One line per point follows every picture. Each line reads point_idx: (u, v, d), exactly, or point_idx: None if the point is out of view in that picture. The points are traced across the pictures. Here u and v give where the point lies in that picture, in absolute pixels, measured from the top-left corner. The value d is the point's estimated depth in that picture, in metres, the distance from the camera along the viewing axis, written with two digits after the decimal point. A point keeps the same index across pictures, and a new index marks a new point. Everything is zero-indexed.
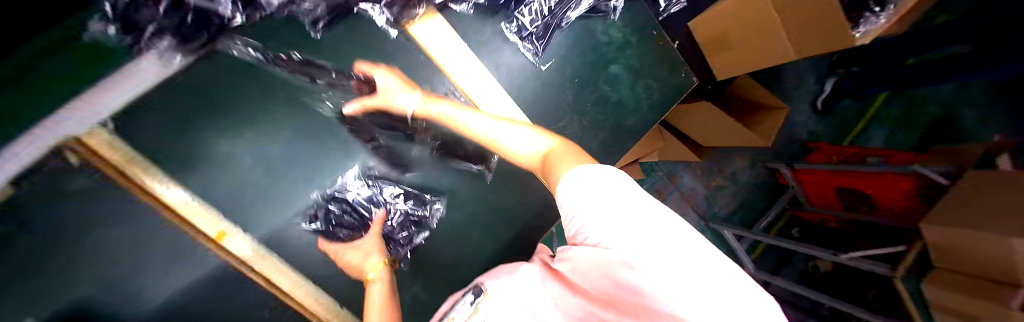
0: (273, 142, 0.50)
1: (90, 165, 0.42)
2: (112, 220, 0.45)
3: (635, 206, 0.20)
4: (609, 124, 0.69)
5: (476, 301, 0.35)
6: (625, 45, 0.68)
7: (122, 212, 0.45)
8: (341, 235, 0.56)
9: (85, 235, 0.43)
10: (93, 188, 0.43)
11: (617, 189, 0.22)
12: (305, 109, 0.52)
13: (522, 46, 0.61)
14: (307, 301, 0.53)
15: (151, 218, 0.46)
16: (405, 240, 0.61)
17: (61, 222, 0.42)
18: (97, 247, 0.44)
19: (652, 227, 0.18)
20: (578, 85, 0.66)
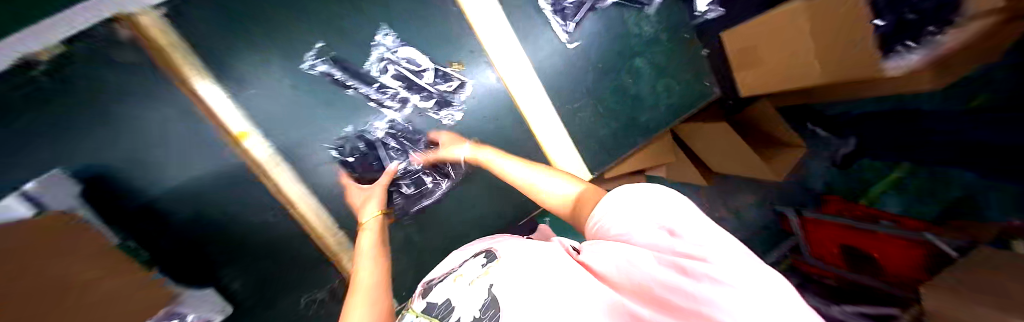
0: (303, 59, 0.53)
1: (139, 42, 0.45)
2: (142, 98, 0.47)
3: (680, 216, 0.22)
4: (624, 116, 0.71)
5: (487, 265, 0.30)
6: (655, 42, 0.68)
7: (154, 91, 0.48)
8: (358, 174, 0.60)
9: (113, 102, 0.46)
10: (137, 63, 0.46)
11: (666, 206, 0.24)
12: (341, 33, 0.55)
13: (554, 20, 0.64)
14: (308, 214, 0.57)
15: (181, 104, 0.49)
16: (405, 203, 0.65)
17: (100, 87, 0.45)
18: (125, 118, 0.47)
19: (707, 233, 0.20)
20: (601, 71, 0.68)
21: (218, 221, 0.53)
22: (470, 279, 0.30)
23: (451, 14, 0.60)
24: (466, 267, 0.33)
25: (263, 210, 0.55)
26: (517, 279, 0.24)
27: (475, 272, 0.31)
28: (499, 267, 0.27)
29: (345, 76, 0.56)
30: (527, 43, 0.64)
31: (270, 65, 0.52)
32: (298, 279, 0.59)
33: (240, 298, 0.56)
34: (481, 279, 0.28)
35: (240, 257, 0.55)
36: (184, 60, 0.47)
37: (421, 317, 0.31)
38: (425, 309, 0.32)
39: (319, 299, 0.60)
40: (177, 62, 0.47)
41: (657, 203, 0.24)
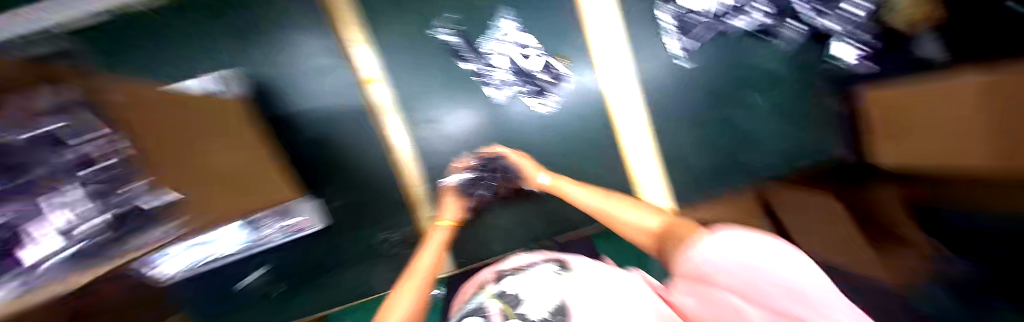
0: (436, 24, 0.60)
1: None
2: (308, 31, 0.57)
3: (774, 257, 0.20)
4: (725, 151, 0.65)
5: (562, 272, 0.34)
6: (777, 80, 0.63)
7: (320, 27, 0.58)
8: (469, 195, 0.57)
9: (288, 31, 0.57)
10: (314, 3, 0.57)
11: (758, 248, 0.21)
12: (472, 11, 0.61)
13: (674, 37, 0.62)
14: (404, 164, 0.62)
15: (335, 42, 0.58)
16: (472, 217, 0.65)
17: (284, 15, 0.57)
18: (292, 44, 0.57)
19: (784, 268, 0.19)
20: (711, 98, 0.64)
21: (329, 145, 0.60)
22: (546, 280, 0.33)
23: (569, 13, 0.62)
24: (536, 269, 0.36)
25: (367, 146, 0.60)
26: (593, 297, 0.27)
27: (548, 276, 0.34)
28: (574, 279, 0.31)
29: (462, 48, 0.61)
30: (640, 51, 0.63)
31: (406, 23, 0.59)
32: (373, 214, 0.62)
33: (332, 217, 0.61)
34: (556, 283, 0.31)
35: (340, 181, 0.61)
36: (349, 8, 0.58)
37: (495, 297, 0.32)
38: (499, 291, 0.33)
39: (393, 241, 0.63)
40: (343, 10, 0.58)
41: (737, 243, 0.22)
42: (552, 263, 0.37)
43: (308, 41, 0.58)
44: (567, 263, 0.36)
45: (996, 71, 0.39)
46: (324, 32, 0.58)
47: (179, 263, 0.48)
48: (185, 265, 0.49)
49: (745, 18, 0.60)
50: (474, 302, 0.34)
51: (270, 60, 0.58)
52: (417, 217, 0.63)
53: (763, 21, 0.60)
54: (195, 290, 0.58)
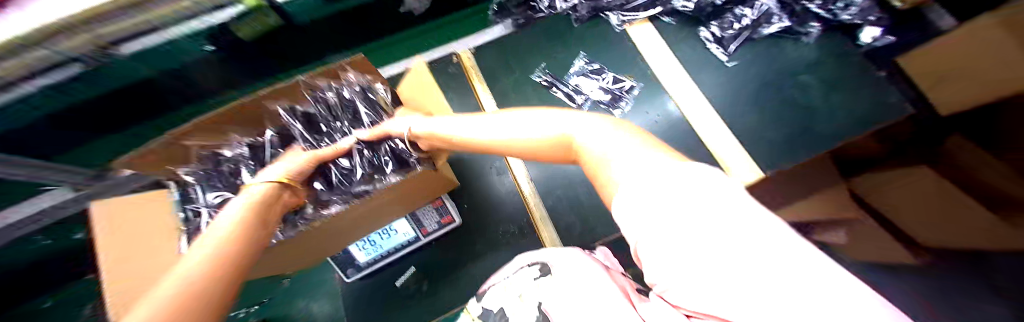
0: (533, 70, 0.87)
1: (459, 63, 0.91)
2: (451, 89, 0.88)
3: (705, 194, 0.19)
4: (796, 120, 0.73)
5: (540, 278, 0.39)
6: (820, 64, 0.77)
7: (460, 86, 0.88)
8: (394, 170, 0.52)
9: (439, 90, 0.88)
10: (455, 74, 0.90)
11: (654, 195, 0.21)
12: (557, 58, 0.88)
13: (713, 47, 0.82)
14: (517, 167, 0.76)
15: (467, 94, 0.87)
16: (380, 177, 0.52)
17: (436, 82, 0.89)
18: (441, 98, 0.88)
19: (711, 206, 0.18)
20: (762, 83, 0.78)
21: (464, 161, 0.79)
22: (519, 293, 0.40)
23: (626, 48, 0.86)
24: (521, 278, 0.41)
25: (491, 157, 0.79)
26: (571, 302, 0.31)
27: (530, 283, 0.40)
28: (547, 286, 0.37)
29: (553, 81, 0.84)
30: (689, 63, 0.82)
31: (516, 75, 0.87)
32: (497, 211, 0.75)
33: (465, 217, 0.74)
34: (530, 293, 0.39)
35: (470, 187, 0.77)
36: (475, 71, 0.88)
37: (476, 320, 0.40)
38: (481, 312, 0.41)
39: (512, 231, 0.73)
40: (472, 74, 0.88)
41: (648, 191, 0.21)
42: (534, 268, 0.41)
43: (451, 96, 0.87)
44: (548, 269, 0.40)
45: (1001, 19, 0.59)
46: (464, 91, 0.87)
47: (362, 255, 0.66)
48: (367, 256, 0.67)
49: (769, 26, 0.81)
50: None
51: None
52: (530, 211, 0.73)
53: (784, 23, 0.80)
54: (366, 286, 0.71)
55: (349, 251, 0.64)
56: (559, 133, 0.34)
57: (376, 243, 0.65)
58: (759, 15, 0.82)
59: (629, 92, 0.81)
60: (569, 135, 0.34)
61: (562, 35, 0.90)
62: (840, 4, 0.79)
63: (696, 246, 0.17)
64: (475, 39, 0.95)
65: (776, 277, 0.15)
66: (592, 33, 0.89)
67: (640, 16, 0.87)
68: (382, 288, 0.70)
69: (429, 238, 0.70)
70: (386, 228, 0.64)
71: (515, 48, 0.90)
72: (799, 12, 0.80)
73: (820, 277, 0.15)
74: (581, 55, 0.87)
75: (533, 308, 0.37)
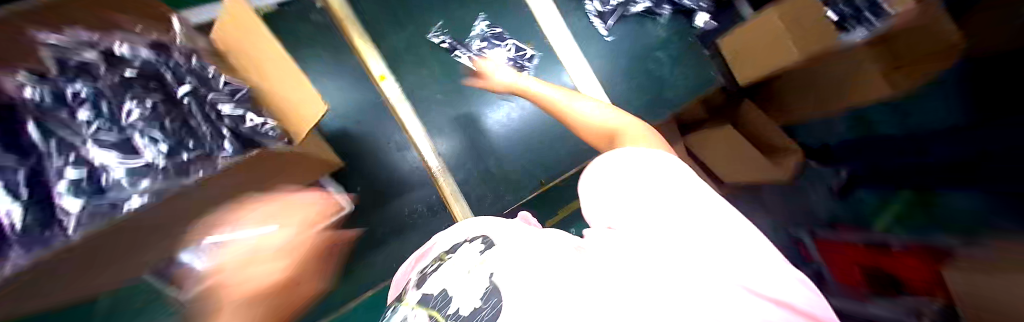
0: (428, 26, 0.76)
1: (327, 11, 0.70)
2: (321, 47, 0.70)
3: (671, 185, 0.24)
4: (654, 88, 0.90)
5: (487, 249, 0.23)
6: (670, 41, 0.92)
7: (335, 42, 0.71)
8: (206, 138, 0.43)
9: (304, 48, 0.69)
10: (325, 26, 0.70)
11: (657, 170, 0.26)
12: (454, 16, 0.79)
13: (597, 22, 0.91)
14: (423, 143, 0.69)
15: (347, 53, 0.71)
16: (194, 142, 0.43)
17: (296, 36, 0.69)
18: (308, 57, 0.69)
19: (680, 196, 0.22)
20: (633, 58, 0.92)
21: (353, 136, 0.67)
22: (469, 266, 0.22)
23: (524, 12, 0.85)
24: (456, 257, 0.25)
25: (387, 130, 0.69)
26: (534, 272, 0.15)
27: (470, 258, 0.23)
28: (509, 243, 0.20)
29: (453, 43, 0.76)
30: (579, 35, 0.89)
31: (408, 32, 0.75)
32: (399, 190, 0.67)
33: (359, 201, 0.64)
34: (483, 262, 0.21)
35: (362, 167, 0.66)
36: (350, 23, 0.70)
37: (415, 309, 0.21)
38: (420, 299, 0.23)
39: (419, 209, 0.67)
40: (348, 26, 0.70)
41: (645, 165, 0.26)
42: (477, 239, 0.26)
43: (324, 55, 0.70)
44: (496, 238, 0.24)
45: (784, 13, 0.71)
46: (342, 49, 0.70)
47: None
48: None
49: (636, 5, 0.92)
50: (397, 319, 0.23)
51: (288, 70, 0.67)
52: (438, 187, 0.68)
53: (647, 3, 0.92)
54: None
55: (177, 269, 0.48)
56: (614, 126, 0.43)
57: None
58: None
59: (530, 61, 0.84)
60: (620, 129, 0.42)
61: None
62: None
63: (662, 214, 0.20)
64: None
65: (722, 251, 0.18)
66: None
67: None
68: None
69: None
70: None
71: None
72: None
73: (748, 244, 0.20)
74: (482, 16, 0.81)
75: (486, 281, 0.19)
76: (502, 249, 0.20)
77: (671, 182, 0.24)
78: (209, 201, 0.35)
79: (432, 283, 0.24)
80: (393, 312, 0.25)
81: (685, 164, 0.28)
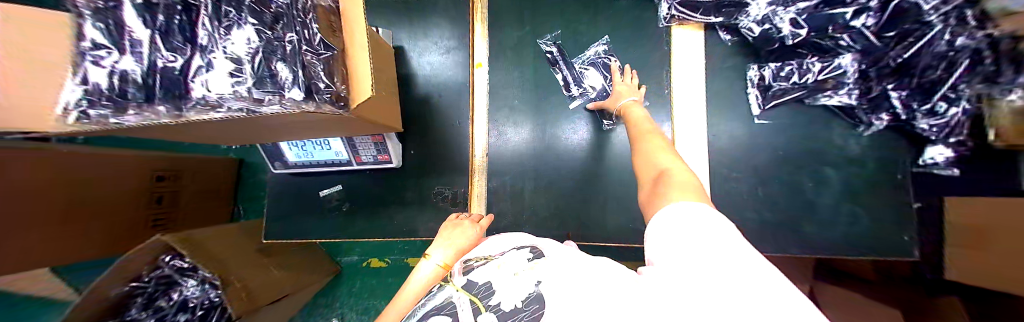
0: (546, 33, 0.73)
1: None
2: (445, 16, 0.75)
3: (716, 245, 0.22)
4: (784, 210, 0.65)
5: (534, 260, 0.34)
6: (856, 163, 0.65)
7: (459, 15, 0.75)
8: (281, 75, 0.35)
9: (431, 12, 0.75)
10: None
11: (706, 229, 0.24)
12: (577, 30, 0.73)
13: (753, 94, 0.68)
14: (480, 141, 0.71)
15: (463, 29, 0.74)
16: (263, 85, 0.35)
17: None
18: (430, 20, 0.75)
19: (717, 254, 0.21)
20: (780, 159, 0.67)
21: (431, 104, 0.72)
22: (519, 270, 0.32)
23: (659, 50, 0.71)
24: (509, 261, 0.35)
25: (457, 113, 0.72)
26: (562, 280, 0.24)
27: (521, 265, 0.33)
28: (548, 266, 0.29)
29: (558, 57, 0.71)
30: (715, 103, 0.70)
31: (525, 31, 0.74)
32: (441, 168, 0.70)
33: (407, 162, 0.70)
34: (527, 272, 0.31)
35: (424, 134, 0.72)
36: (480, 8, 0.74)
37: (462, 291, 0.33)
38: (466, 284, 0.34)
39: (446, 196, 0.69)
40: (477, 8, 0.75)
41: (692, 222, 0.26)
42: (526, 250, 0.37)
43: (444, 24, 0.75)
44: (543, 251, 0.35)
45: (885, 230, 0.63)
46: (459, 26, 0.74)
47: (291, 154, 0.67)
48: (296, 158, 0.67)
49: (831, 96, 0.64)
50: (442, 295, 0.34)
51: (412, 27, 0.75)
52: (472, 183, 0.70)
53: (849, 100, 0.63)
54: (292, 184, 0.72)
55: (278, 145, 0.65)
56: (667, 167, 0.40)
57: (308, 150, 0.65)
58: (827, 77, 0.64)
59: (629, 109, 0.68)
60: (670, 170, 0.39)
61: (597, 4, 0.74)
62: (925, 105, 0.60)
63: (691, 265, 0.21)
64: None
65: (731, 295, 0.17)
66: (631, 16, 0.73)
67: (693, 19, 0.68)
68: (307, 195, 0.72)
69: (360, 167, 0.68)
70: (319, 140, 0.64)
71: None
72: (874, 95, 0.62)
73: (789, 299, 0.17)
74: (604, 39, 0.72)
75: (528, 286, 0.28)
76: (548, 268, 0.29)
77: (722, 249, 0.22)
78: (316, 121, 0.46)
79: (477, 275, 0.35)
80: (441, 288, 0.36)
81: (739, 230, 0.26)
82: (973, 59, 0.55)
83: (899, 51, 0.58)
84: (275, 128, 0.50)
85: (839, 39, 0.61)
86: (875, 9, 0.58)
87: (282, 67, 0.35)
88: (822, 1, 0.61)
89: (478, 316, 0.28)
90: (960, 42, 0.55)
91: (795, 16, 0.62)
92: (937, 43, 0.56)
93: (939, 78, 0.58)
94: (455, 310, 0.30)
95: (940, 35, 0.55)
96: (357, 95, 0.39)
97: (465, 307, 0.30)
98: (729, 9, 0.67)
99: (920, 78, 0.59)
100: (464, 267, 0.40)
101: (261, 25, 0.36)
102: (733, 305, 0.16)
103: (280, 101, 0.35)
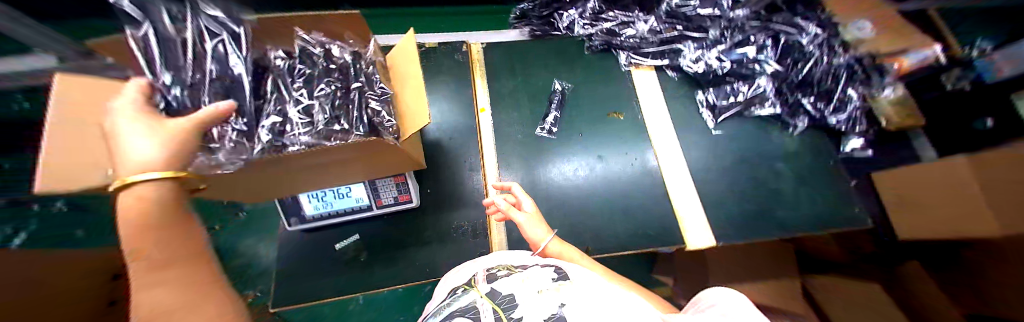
0: (535, 80, 0.90)
1: (467, 52, 0.91)
2: (448, 74, 0.89)
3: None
4: (760, 201, 0.76)
5: (558, 281, 0.33)
6: (798, 155, 0.80)
7: (461, 73, 0.89)
8: (347, 119, 0.42)
9: (436, 72, 0.89)
10: (460, 61, 0.90)
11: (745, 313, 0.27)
12: (559, 77, 0.90)
13: (705, 111, 0.85)
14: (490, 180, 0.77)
15: (466, 83, 0.88)
16: (332, 126, 0.41)
17: (436, 63, 0.90)
18: (435, 79, 0.88)
19: None
20: (741, 160, 0.81)
21: (443, 146, 0.80)
22: (541, 287, 0.32)
23: (627, 86, 0.89)
24: (534, 275, 0.36)
25: (467, 152, 0.79)
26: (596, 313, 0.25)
27: (545, 283, 0.33)
28: (572, 289, 0.30)
29: (562, 95, 0.87)
30: (679, 121, 0.85)
31: (519, 81, 0.90)
32: (455, 204, 0.74)
33: (423, 201, 0.74)
34: (552, 292, 0.31)
35: (437, 174, 0.77)
36: (479, 67, 0.91)
37: (485, 298, 0.33)
38: (490, 292, 0.34)
39: (465, 229, 0.71)
40: (476, 67, 0.91)
41: (735, 306, 0.29)
42: (550, 268, 0.37)
43: (449, 80, 0.88)
44: (567, 273, 0.35)
45: (842, 205, 0.74)
46: (463, 81, 0.88)
47: (308, 206, 0.67)
48: (313, 210, 0.67)
49: (760, 108, 0.83)
50: (466, 299, 0.34)
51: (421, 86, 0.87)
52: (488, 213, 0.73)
53: (775, 110, 0.82)
54: (304, 238, 0.71)
55: (297, 198, 0.65)
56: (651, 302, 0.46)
57: (327, 200, 0.66)
58: (754, 95, 0.84)
59: (614, 141, 0.82)
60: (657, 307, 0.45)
61: (574, 58, 0.93)
62: (830, 106, 0.81)
63: None
64: (490, 38, 1.04)
65: None
66: (601, 64, 0.92)
67: (646, 62, 0.90)
68: (319, 247, 0.70)
69: (380, 211, 0.70)
70: (339, 189, 0.65)
71: (523, 57, 0.93)
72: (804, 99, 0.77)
73: None
74: (581, 83, 0.90)
75: (551, 307, 0.29)
76: (574, 292, 0.29)
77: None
78: (350, 162, 0.47)
79: (500, 284, 0.35)
80: (464, 293, 0.36)
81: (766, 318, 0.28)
82: (849, 71, 0.82)
83: (796, 72, 0.83)
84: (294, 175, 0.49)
85: (753, 66, 0.85)
86: (771, 46, 0.86)
87: (351, 112, 0.42)
88: (732, 44, 0.88)
89: None
90: (833, 60, 0.82)
91: (717, 55, 0.87)
92: (821, 64, 0.82)
93: (830, 88, 0.81)
94: (477, 315, 0.30)
95: (821, 59, 0.82)
96: (408, 129, 0.47)
97: (488, 315, 0.30)
98: (670, 55, 0.91)
99: (818, 88, 0.82)
100: (488, 275, 0.39)
101: (331, 81, 0.44)
102: None
103: (345, 137, 0.40)
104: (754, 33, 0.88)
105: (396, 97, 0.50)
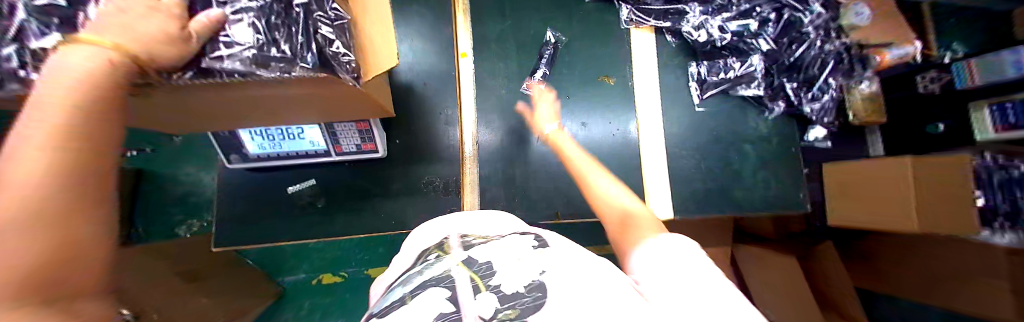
0: (527, 27, 0.79)
1: None
2: (426, 5, 0.75)
3: (699, 275, 0.27)
4: (723, 180, 0.80)
5: (538, 248, 0.32)
6: (766, 139, 0.84)
7: (441, 5, 0.75)
8: (291, 44, 0.33)
9: (410, 0, 0.74)
10: None
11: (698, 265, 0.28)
12: (554, 27, 0.81)
13: (694, 86, 0.83)
14: (466, 135, 0.72)
15: (445, 20, 0.75)
16: (270, 52, 0.32)
17: None
18: (407, 9, 0.74)
19: (696, 279, 0.26)
20: (716, 139, 0.82)
21: (415, 92, 0.71)
22: (520, 255, 0.31)
23: (623, 47, 0.82)
24: (511, 242, 0.34)
25: (443, 101, 0.72)
26: (575, 283, 0.25)
27: (523, 250, 0.32)
28: (552, 256, 0.30)
29: (554, 48, 0.79)
30: (668, 92, 0.83)
31: (507, 24, 0.79)
32: (425, 158, 0.69)
33: (391, 152, 0.68)
34: (531, 259, 0.30)
35: (407, 123, 0.70)
36: (464, 1, 0.77)
37: (462, 265, 0.31)
38: (467, 259, 0.32)
39: (436, 184, 0.68)
40: (460, 1, 0.77)
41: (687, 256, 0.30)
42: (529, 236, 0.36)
43: (425, 13, 0.75)
44: (546, 240, 0.34)
45: (789, 190, 0.81)
46: (442, 16, 0.75)
47: (252, 145, 0.59)
48: (258, 149, 0.59)
49: (746, 87, 0.82)
50: (439, 268, 0.31)
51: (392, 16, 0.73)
52: (462, 170, 0.70)
53: (759, 91, 0.82)
54: (252, 180, 0.64)
55: (237, 136, 0.56)
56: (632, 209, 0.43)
57: (276, 141, 0.58)
58: (744, 73, 0.82)
59: (598, 107, 0.79)
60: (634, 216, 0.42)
61: (572, 7, 0.82)
62: (808, 94, 0.82)
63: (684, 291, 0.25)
64: None
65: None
66: (599, 17, 0.83)
67: (648, 22, 0.82)
68: (270, 191, 0.64)
69: (339, 158, 0.64)
70: (291, 130, 0.57)
71: None
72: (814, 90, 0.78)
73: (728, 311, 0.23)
74: (576, 37, 0.81)
75: (530, 274, 0.28)
76: (555, 262, 0.29)
77: (698, 275, 0.27)
78: (299, 100, 0.39)
79: (478, 251, 0.33)
80: (437, 259, 0.34)
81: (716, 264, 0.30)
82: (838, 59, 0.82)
83: (788, 54, 0.81)
84: (227, 107, 0.40)
85: (752, 42, 0.81)
86: (774, 21, 0.82)
87: (297, 35, 0.33)
88: (738, 13, 0.82)
89: (478, 294, 0.27)
90: (826, 47, 0.81)
91: (721, 23, 0.82)
92: (815, 50, 0.80)
93: (814, 75, 0.82)
94: (453, 284, 0.28)
95: (815, 43, 0.80)
96: (373, 68, 0.39)
97: (465, 284, 0.28)
98: (673, 16, 0.83)
99: (803, 74, 0.81)
100: (462, 242, 0.37)
101: None
102: (696, 310, 0.23)
103: (291, 64, 0.33)
104: (761, 3, 0.82)
105: (357, 24, 0.40)
